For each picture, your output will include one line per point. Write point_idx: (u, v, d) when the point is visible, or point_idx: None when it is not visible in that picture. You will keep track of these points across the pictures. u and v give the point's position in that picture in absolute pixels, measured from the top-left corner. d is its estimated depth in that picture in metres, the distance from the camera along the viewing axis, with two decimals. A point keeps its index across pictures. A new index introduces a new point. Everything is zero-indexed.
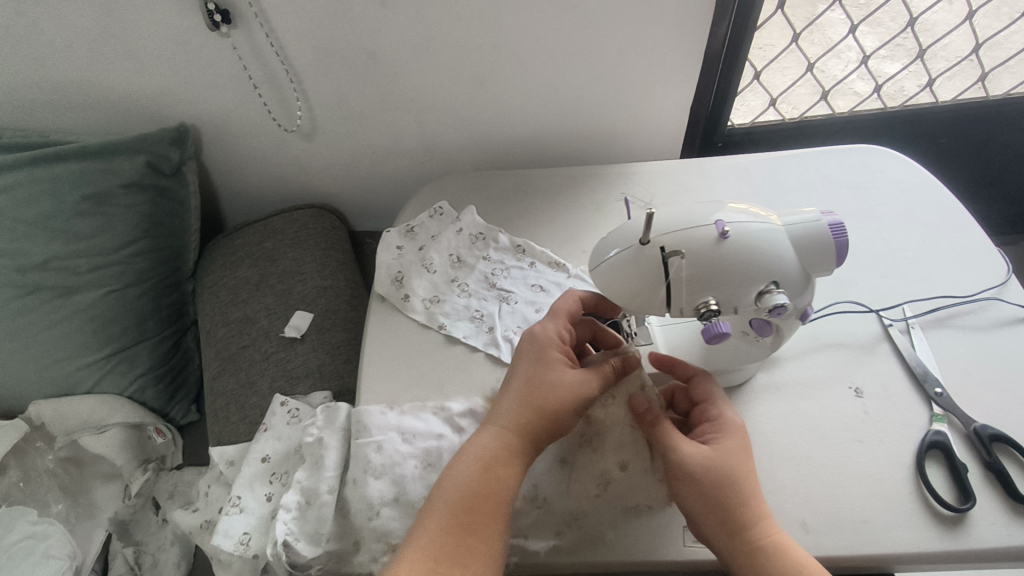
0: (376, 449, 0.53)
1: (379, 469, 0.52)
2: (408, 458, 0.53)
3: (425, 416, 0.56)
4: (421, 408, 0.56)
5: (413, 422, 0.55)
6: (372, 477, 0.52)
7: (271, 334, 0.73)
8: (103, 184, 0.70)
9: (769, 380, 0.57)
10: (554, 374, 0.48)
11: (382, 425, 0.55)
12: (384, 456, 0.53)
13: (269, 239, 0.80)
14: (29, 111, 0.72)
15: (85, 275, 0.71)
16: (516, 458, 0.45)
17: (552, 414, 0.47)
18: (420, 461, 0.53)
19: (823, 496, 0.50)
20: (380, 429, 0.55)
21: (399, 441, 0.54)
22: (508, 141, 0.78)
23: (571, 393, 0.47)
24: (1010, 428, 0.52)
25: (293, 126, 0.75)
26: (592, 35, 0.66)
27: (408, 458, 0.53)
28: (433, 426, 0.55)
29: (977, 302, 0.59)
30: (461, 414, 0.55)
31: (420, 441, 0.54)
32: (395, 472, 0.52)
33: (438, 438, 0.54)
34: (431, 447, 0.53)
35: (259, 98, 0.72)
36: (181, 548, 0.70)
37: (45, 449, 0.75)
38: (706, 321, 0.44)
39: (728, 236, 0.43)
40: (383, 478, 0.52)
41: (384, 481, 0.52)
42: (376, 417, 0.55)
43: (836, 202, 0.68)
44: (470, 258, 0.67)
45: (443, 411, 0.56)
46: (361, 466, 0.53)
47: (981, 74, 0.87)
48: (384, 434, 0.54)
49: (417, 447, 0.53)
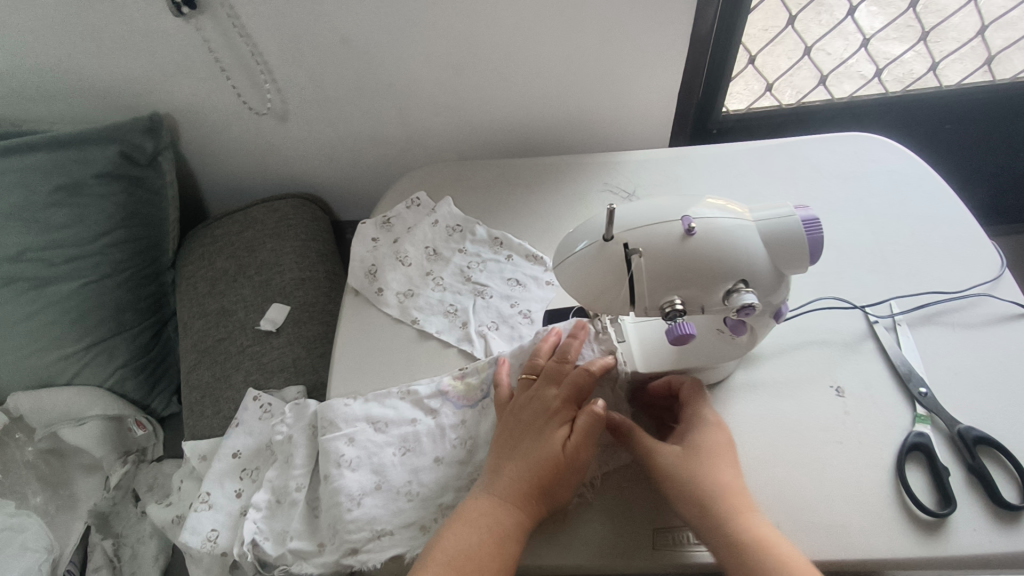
0: (348, 442, 0.53)
1: (355, 461, 0.52)
2: (385, 447, 0.53)
3: (391, 403, 0.55)
4: (386, 394, 0.56)
5: (381, 409, 0.55)
6: (348, 469, 0.51)
7: (248, 327, 0.72)
8: (74, 175, 0.69)
9: (748, 378, 0.55)
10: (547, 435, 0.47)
11: (347, 417, 0.54)
12: (357, 448, 0.53)
13: (248, 230, 0.79)
14: (1, 99, 0.71)
15: (59, 267, 0.71)
16: (506, 509, 0.45)
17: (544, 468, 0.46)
18: (397, 448, 0.53)
19: (798, 497, 0.49)
20: (347, 422, 0.54)
21: (371, 431, 0.53)
22: (494, 129, 0.76)
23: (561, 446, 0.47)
24: (996, 431, 0.50)
25: (265, 109, 0.73)
26: (575, 18, 0.63)
27: (384, 447, 0.53)
28: (405, 412, 0.54)
29: (970, 298, 0.57)
30: (430, 397, 0.55)
31: (394, 429, 0.54)
32: (374, 461, 0.52)
33: (411, 424, 0.54)
34: (407, 433, 0.53)
35: (229, 80, 0.69)
36: (159, 541, 0.71)
37: (25, 441, 0.75)
38: (671, 321, 0.43)
39: (694, 232, 0.42)
40: (362, 469, 0.51)
41: (362, 472, 0.51)
42: (341, 410, 0.54)
43: (826, 193, 0.66)
44: (447, 250, 0.66)
45: (411, 394, 0.55)
46: (333, 459, 0.52)
47: (989, 56, 0.83)
48: (353, 426, 0.54)
49: (392, 435, 0.53)
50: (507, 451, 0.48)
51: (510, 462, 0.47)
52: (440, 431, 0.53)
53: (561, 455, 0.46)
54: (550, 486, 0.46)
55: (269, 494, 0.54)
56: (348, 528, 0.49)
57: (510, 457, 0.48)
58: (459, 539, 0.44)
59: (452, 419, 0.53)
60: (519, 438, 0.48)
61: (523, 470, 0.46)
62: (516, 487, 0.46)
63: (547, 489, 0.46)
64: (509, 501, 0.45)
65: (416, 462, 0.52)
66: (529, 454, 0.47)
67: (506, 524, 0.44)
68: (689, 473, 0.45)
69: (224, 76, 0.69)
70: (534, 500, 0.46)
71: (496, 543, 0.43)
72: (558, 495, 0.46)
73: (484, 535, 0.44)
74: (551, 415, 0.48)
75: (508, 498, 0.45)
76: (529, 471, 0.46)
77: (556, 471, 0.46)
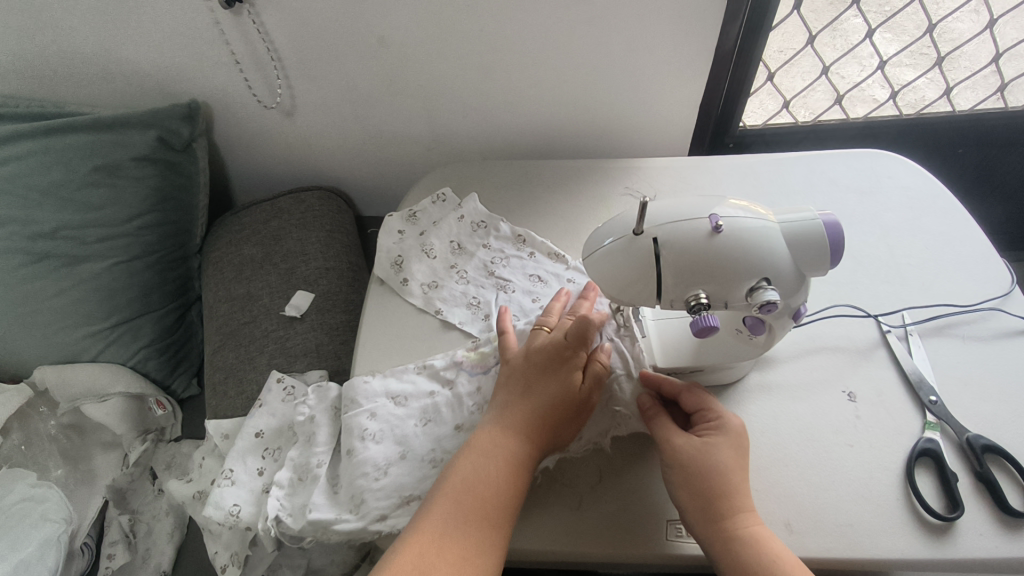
0: (369, 417, 0.54)
1: (379, 433, 0.53)
2: (407, 419, 0.54)
3: (408, 377, 0.57)
4: (403, 369, 0.57)
5: (400, 384, 0.56)
6: (371, 442, 0.53)
7: (271, 312, 0.74)
8: (113, 157, 0.71)
9: (763, 379, 0.57)
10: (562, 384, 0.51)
11: (368, 394, 0.56)
12: (380, 421, 0.54)
13: (275, 218, 0.81)
14: (44, 81, 0.73)
15: (93, 246, 0.73)
16: (518, 441, 0.49)
17: (555, 416, 0.50)
18: (418, 420, 0.55)
19: (810, 496, 0.50)
20: (368, 398, 0.56)
21: (391, 405, 0.55)
22: (517, 132, 0.79)
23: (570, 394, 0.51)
24: (1004, 440, 0.51)
25: (274, 104, 0.76)
26: (602, 29, 0.66)
27: (406, 419, 0.54)
28: (423, 385, 0.57)
29: (980, 312, 0.59)
30: (445, 369, 0.57)
31: (414, 402, 0.55)
32: (397, 433, 0.54)
33: (429, 396, 0.56)
34: (427, 404, 0.55)
35: (243, 74, 0.72)
36: (176, 518, 0.73)
37: (48, 415, 0.77)
38: (695, 314, 0.45)
39: (721, 230, 0.44)
40: (386, 441, 0.53)
41: (386, 444, 0.53)
42: (361, 387, 0.56)
43: (840, 207, 0.68)
44: (470, 245, 0.67)
45: (427, 368, 0.57)
46: (356, 433, 0.53)
47: (1001, 84, 0.85)
48: (374, 402, 0.55)
49: (413, 408, 0.55)
50: (519, 390, 0.52)
51: (520, 400, 0.51)
52: (458, 400, 0.55)
53: (571, 399, 0.51)
54: (557, 428, 0.50)
55: (291, 472, 0.55)
56: (376, 495, 0.50)
57: (524, 395, 0.51)
58: (479, 472, 0.47)
59: (468, 387, 0.56)
60: (534, 379, 0.52)
61: (536, 409, 0.50)
62: (530, 423, 0.49)
63: (558, 429, 0.50)
64: (521, 435, 0.49)
65: (439, 431, 0.54)
66: (544, 393, 0.51)
67: (521, 456, 0.48)
68: (701, 464, 0.47)
69: (237, 66, 0.71)
70: (544, 440, 0.49)
71: (512, 472, 0.47)
72: (566, 436, 0.51)
73: (497, 466, 0.47)
74: (567, 362, 0.52)
75: (522, 433, 0.49)
76: (544, 409, 0.50)
77: (567, 410, 0.51)
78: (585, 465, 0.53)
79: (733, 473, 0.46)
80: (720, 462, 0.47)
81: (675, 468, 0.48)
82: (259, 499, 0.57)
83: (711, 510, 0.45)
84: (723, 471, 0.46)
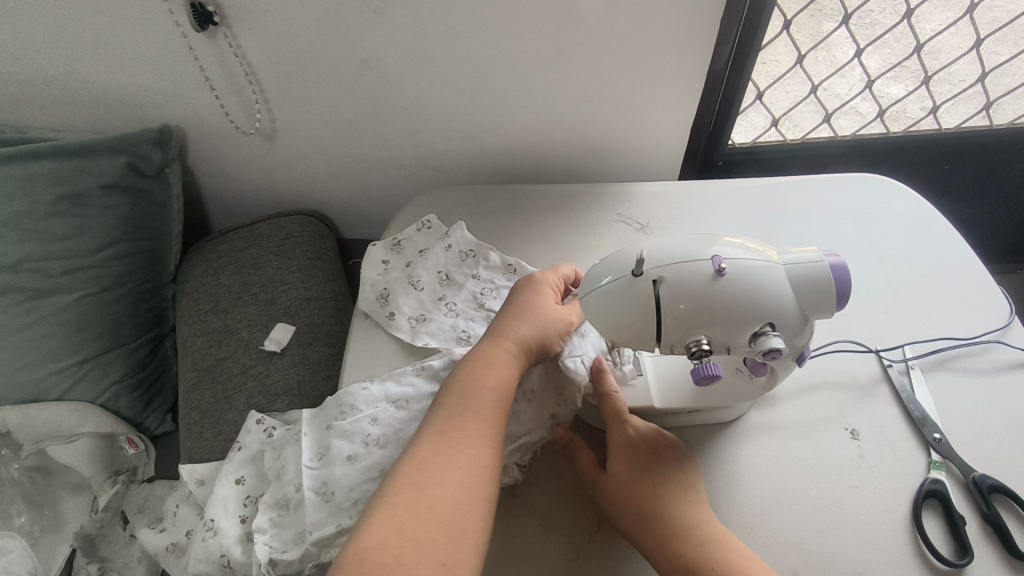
0: (371, 421, 0.54)
1: (382, 438, 0.53)
2: (410, 421, 0.54)
3: (408, 380, 0.56)
4: (402, 372, 0.57)
5: (399, 387, 0.56)
6: (377, 446, 0.52)
7: (250, 347, 0.71)
8: (79, 185, 0.68)
9: (763, 419, 0.55)
10: (545, 307, 0.55)
11: (368, 399, 0.55)
12: (381, 426, 0.54)
13: (253, 245, 0.78)
14: (5, 104, 0.70)
15: (58, 279, 0.69)
16: (510, 350, 0.52)
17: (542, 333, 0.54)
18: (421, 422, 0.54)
19: (817, 547, 0.48)
20: (369, 403, 0.55)
21: (392, 409, 0.55)
22: (503, 153, 0.76)
23: (552, 314, 0.55)
24: (1011, 480, 0.50)
25: (261, 126, 0.72)
26: (590, 51, 0.63)
27: (410, 422, 0.54)
28: (423, 387, 0.56)
29: (981, 345, 0.58)
30: (445, 369, 0.56)
31: (416, 404, 0.55)
32: (401, 436, 0.53)
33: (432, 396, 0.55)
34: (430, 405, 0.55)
35: (217, 100, 0.69)
36: (148, 565, 0.68)
37: (10, 458, 0.72)
38: (697, 361, 0.43)
39: (724, 273, 0.42)
40: (389, 446, 0.52)
41: (389, 449, 0.52)
42: (360, 393, 0.56)
43: (835, 233, 0.67)
44: (459, 275, 0.64)
45: (426, 369, 0.57)
46: (359, 438, 0.53)
47: (987, 102, 0.85)
48: (375, 407, 0.55)
49: (415, 410, 0.55)
50: (511, 312, 0.55)
51: (508, 320, 0.55)
52: None
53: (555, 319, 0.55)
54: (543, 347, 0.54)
55: (271, 512, 0.52)
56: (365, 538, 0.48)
57: (515, 312, 0.55)
58: (473, 380, 0.50)
59: None
60: (525, 299, 0.56)
61: (525, 325, 0.54)
62: (524, 333, 0.53)
63: (548, 343, 0.54)
64: (512, 345, 0.53)
65: None
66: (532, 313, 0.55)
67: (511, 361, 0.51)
68: (620, 498, 0.48)
69: (212, 91, 0.68)
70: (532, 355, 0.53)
71: (504, 373, 0.50)
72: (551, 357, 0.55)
73: (492, 371, 0.50)
74: (549, 288, 0.57)
75: (511, 343, 0.53)
76: (537, 323, 0.54)
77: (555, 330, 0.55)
78: (569, 505, 0.51)
79: (667, 500, 0.47)
80: (644, 493, 0.47)
81: (608, 504, 0.48)
82: (247, 543, 0.53)
83: (665, 549, 0.44)
84: (654, 500, 0.47)
